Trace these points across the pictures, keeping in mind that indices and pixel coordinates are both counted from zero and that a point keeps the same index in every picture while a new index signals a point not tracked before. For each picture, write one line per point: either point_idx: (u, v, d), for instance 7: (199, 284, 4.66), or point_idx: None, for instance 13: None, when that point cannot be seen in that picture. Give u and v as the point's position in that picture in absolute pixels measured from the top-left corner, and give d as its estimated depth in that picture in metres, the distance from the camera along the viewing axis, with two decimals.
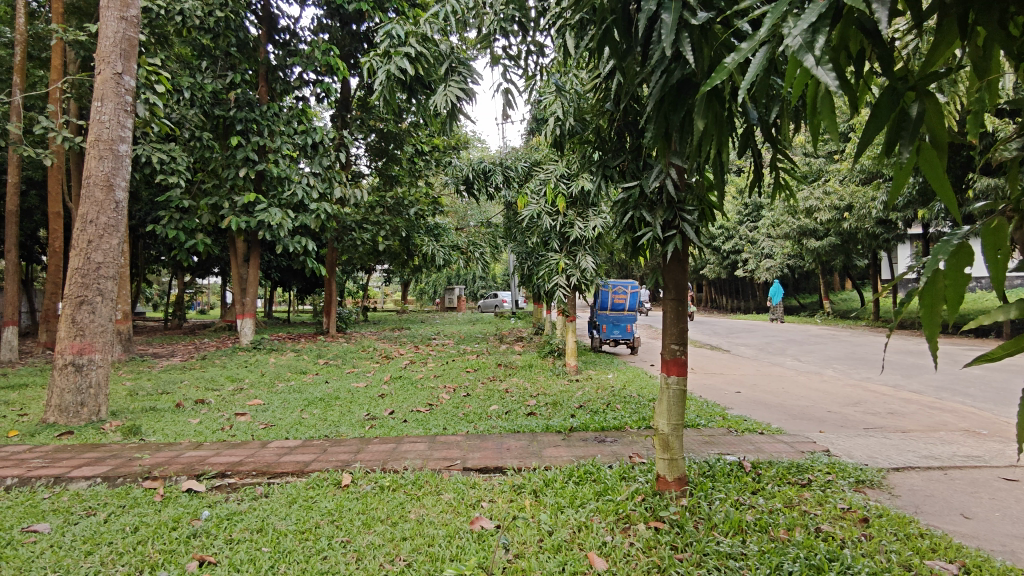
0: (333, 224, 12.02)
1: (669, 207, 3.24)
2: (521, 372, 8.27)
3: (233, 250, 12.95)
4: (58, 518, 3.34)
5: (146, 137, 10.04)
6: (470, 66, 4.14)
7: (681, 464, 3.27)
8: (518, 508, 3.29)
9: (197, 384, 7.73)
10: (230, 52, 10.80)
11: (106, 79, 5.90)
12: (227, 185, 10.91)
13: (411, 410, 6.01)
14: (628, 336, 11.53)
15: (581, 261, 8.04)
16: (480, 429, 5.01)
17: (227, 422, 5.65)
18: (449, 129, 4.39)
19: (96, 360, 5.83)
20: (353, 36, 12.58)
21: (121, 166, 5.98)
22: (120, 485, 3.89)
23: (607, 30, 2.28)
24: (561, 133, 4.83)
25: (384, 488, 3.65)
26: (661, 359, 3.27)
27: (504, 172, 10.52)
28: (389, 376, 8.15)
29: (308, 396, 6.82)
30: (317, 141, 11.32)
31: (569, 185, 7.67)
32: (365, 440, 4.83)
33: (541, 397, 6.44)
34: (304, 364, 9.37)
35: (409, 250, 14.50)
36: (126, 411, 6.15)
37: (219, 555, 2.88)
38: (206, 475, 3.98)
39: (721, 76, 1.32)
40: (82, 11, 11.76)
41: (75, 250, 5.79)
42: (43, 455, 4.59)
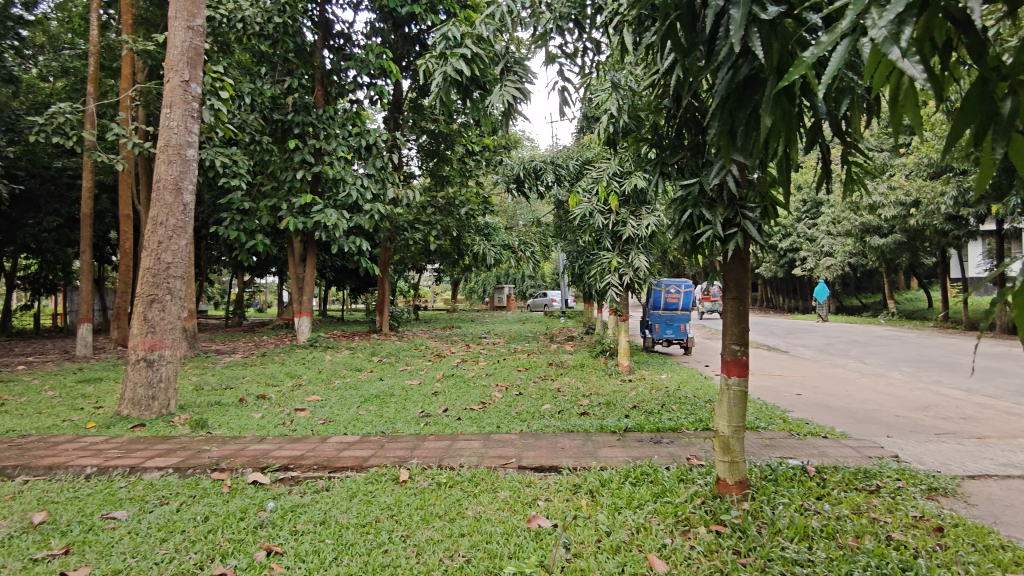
0: (386, 224, 12.27)
1: (730, 204, 3.16)
2: (573, 371, 8.25)
3: (291, 250, 13.35)
4: (134, 506, 3.51)
5: (211, 142, 10.45)
6: (526, 66, 4.18)
7: (743, 467, 3.21)
8: (575, 508, 3.28)
9: (259, 380, 8.03)
10: (288, 58, 11.12)
11: (174, 87, 6.15)
12: (285, 187, 11.27)
13: (464, 408, 6.06)
14: (681, 336, 11.36)
15: (634, 260, 7.96)
16: (534, 429, 5.02)
17: (288, 417, 5.83)
18: (506, 128, 4.42)
19: (166, 356, 6.09)
20: (405, 37, 12.79)
21: (188, 169, 6.23)
22: (190, 476, 4.06)
23: (671, 27, 2.31)
24: (615, 132, 4.80)
25: (441, 484, 3.70)
26: (721, 359, 3.21)
27: (555, 171, 10.52)
28: (442, 374, 8.24)
29: (364, 393, 6.97)
30: (371, 142, 11.59)
31: (621, 183, 7.66)
32: (421, 437, 4.91)
33: (595, 396, 6.41)
34: (359, 362, 9.56)
35: (460, 250, 14.51)
36: (193, 405, 6.41)
37: (285, 546, 2.97)
38: (270, 467, 4.12)
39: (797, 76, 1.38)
40: (150, 22, 12.36)
41: (146, 250, 6.06)
42: (119, 446, 4.83)
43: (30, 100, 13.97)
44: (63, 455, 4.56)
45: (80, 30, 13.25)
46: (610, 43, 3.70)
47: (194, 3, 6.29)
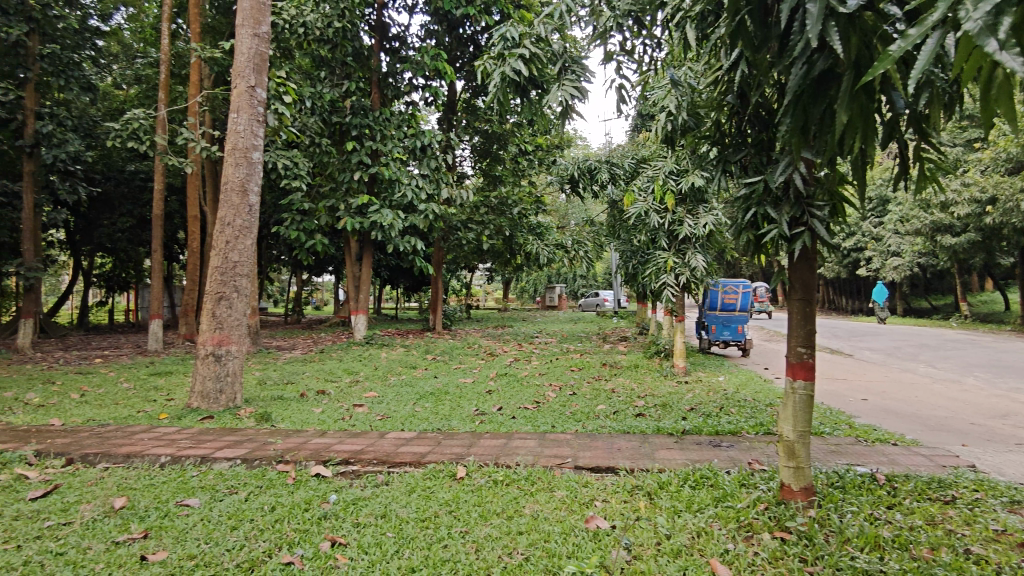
0: (440, 224, 12.43)
1: (796, 203, 3.08)
2: (627, 372, 8.18)
3: (348, 249, 13.69)
4: (206, 494, 3.66)
5: (273, 145, 10.80)
6: (583, 64, 4.16)
7: (808, 473, 3.14)
8: (633, 510, 3.26)
9: (319, 376, 8.26)
10: (346, 61, 11.38)
11: (241, 93, 6.39)
12: (343, 188, 11.55)
13: (518, 406, 6.09)
14: (739, 338, 11.10)
15: (690, 260, 7.83)
16: (590, 429, 5.01)
17: (347, 412, 5.98)
18: (562, 128, 4.43)
19: (233, 352, 6.32)
20: (459, 39, 12.95)
21: (254, 172, 6.45)
22: (257, 467, 4.21)
23: (738, 24, 2.32)
24: (673, 130, 4.73)
25: (497, 482, 3.73)
26: (787, 362, 3.15)
27: (610, 170, 10.45)
28: (496, 373, 8.30)
29: (419, 389, 7.10)
30: (426, 143, 11.76)
31: (678, 181, 7.56)
32: (477, 435, 4.95)
33: (650, 398, 6.34)
34: (414, 359, 9.72)
35: (513, 249, 14.51)
36: (257, 399, 6.65)
37: (349, 537, 3.05)
38: (332, 461, 4.23)
39: (886, 65, 1.36)
40: (216, 30, 12.87)
41: (215, 249, 6.30)
42: (190, 437, 5.05)
43: (106, 108, 14.77)
44: (139, 444, 4.81)
45: (152, 40, 13.92)
46: (671, 39, 3.66)
47: (260, 11, 6.53)
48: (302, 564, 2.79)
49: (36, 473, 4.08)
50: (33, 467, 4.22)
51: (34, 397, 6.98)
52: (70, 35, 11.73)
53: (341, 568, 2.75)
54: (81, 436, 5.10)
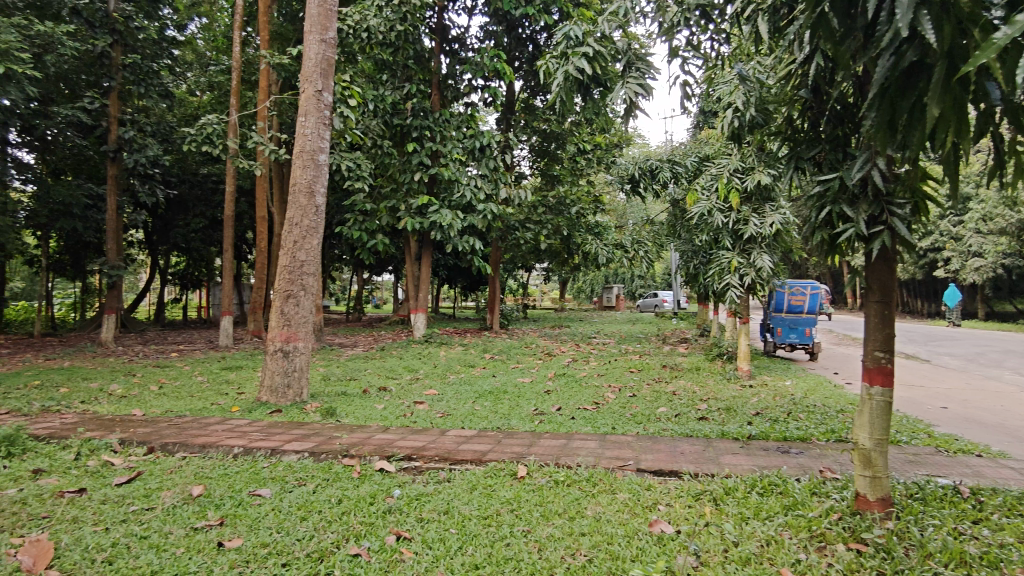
0: (498, 224, 12.54)
1: (875, 201, 2.95)
2: (689, 374, 8.02)
3: (408, 249, 13.94)
4: (276, 485, 3.79)
5: (338, 147, 11.10)
6: (648, 61, 4.11)
7: (886, 483, 3.00)
8: (698, 515, 3.19)
9: (380, 373, 8.44)
10: (407, 65, 11.58)
11: (309, 96, 6.59)
12: (404, 189, 11.76)
13: (577, 407, 6.05)
14: (806, 341, 10.73)
15: (756, 260, 7.58)
16: (651, 431, 4.95)
17: (408, 409, 6.08)
18: (626, 125, 4.38)
19: (300, 347, 6.53)
20: (519, 39, 13.00)
21: (321, 173, 6.63)
22: (325, 460, 4.34)
23: (822, 16, 2.28)
24: (740, 126, 4.60)
25: (559, 482, 3.72)
26: (863, 367, 3.04)
27: (672, 169, 10.38)
28: (554, 373, 8.28)
29: (478, 388, 7.15)
30: (485, 144, 11.85)
31: (743, 179, 7.40)
32: (537, 434, 4.96)
33: (713, 401, 6.20)
34: (472, 358, 9.80)
35: (571, 249, 14.43)
36: (322, 394, 6.85)
37: (413, 532, 3.11)
38: (395, 457, 4.31)
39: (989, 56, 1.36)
40: (283, 36, 13.31)
41: (284, 249, 6.53)
42: (261, 429, 5.25)
43: (182, 114, 15.50)
44: (213, 435, 5.02)
45: (223, 48, 14.53)
46: (740, 33, 3.56)
47: (327, 16, 6.72)
48: (369, 556, 2.86)
49: (120, 460, 4.33)
50: (118, 454, 4.48)
51: (117, 388, 7.40)
52: (150, 45, 12.36)
53: (406, 562, 2.80)
54: (161, 426, 5.37)
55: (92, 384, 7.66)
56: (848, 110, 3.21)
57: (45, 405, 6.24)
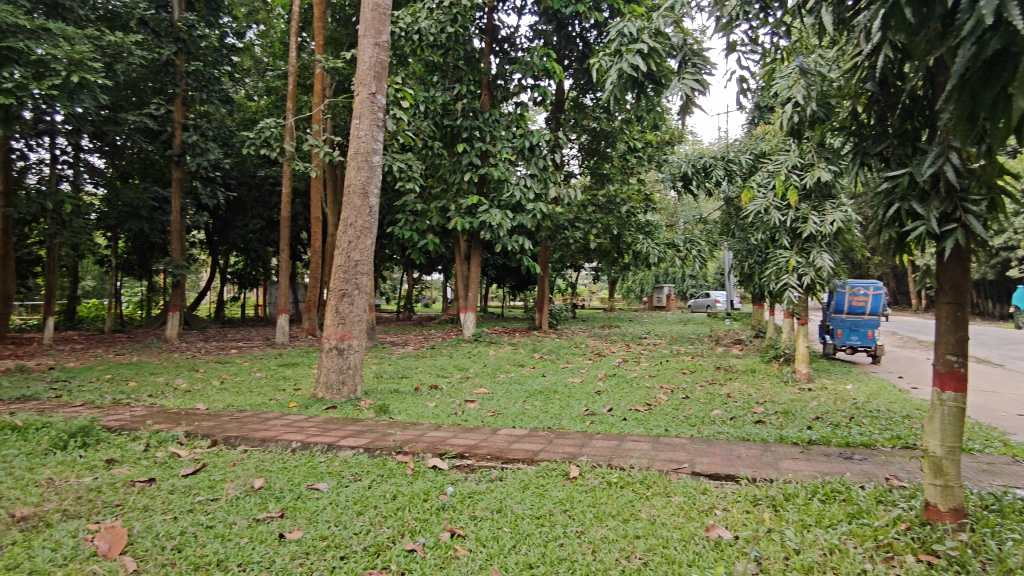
0: (547, 223, 12.53)
1: (948, 197, 2.82)
2: (744, 377, 7.82)
3: (457, 248, 14.06)
4: (333, 480, 3.88)
5: (389, 149, 11.28)
6: (705, 57, 4.04)
7: (959, 493, 2.87)
8: (756, 521, 3.11)
9: (431, 371, 8.55)
10: (458, 65, 11.69)
11: (363, 99, 6.71)
12: (454, 189, 11.87)
13: (629, 408, 5.99)
14: (868, 343, 10.34)
15: (816, 260, 7.35)
16: (706, 434, 4.86)
17: (459, 408, 6.13)
18: (681, 122, 4.31)
19: (354, 346, 6.66)
20: (568, 38, 12.96)
21: (374, 174, 6.75)
22: (379, 456, 4.42)
23: (895, 5, 2.21)
24: (800, 121, 4.47)
25: (612, 483, 3.68)
26: (934, 371, 2.92)
27: (726, 166, 10.26)
28: (604, 373, 8.21)
29: (528, 387, 7.16)
30: (534, 143, 11.87)
31: (801, 176, 7.19)
32: (588, 434, 4.93)
33: (770, 404, 6.03)
34: (522, 358, 9.82)
35: (620, 248, 14.28)
36: (375, 391, 6.97)
37: (467, 529, 3.13)
38: (448, 454, 4.35)
39: None
40: (337, 41, 13.59)
41: (339, 249, 6.67)
42: (317, 425, 5.38)
43: (241, 118, 16.02)
44: (272, 430, 5.17)
45: (280, 54, 14.97)
46: (802, 24, 3.45)
47: (380, 20, 6.84)
48: (424, 552, 2.89)
49: (186, 452, 4.50)
50: (183, 447, 4.66)
51: (181, 382, 7.71)
52: (211, 53, 12.81)
53: (461, 560, 2.83)
54: (224, 420, 5.57)
55: (158, 379, 8.01)
56: (918, 102, 3.06)
57: (116, 398, 6.55)
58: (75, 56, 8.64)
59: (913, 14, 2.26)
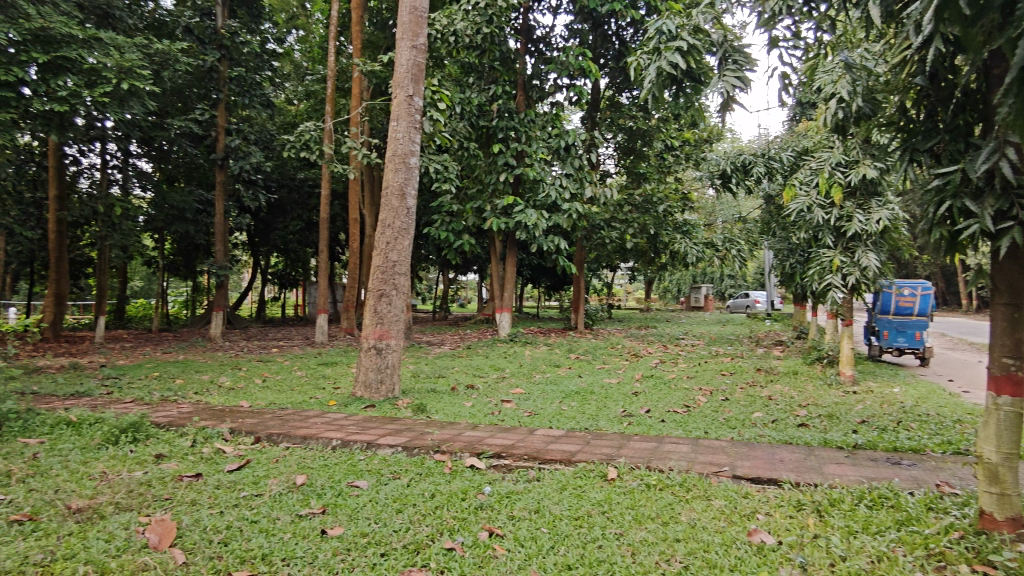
0: (583, 223, 12.48)
1: (1004, 194, 2.71)
2: (786, 379, 7.65)
3: (493, 249, 14.10)
4: (373, 477, 3.93)
5: (426, 150, 11.38)
6: (747, 52, 3.98)
7: (1016, 502, 2.76)
8: (800, 526, 3.04)
9: (467, 370, 8.59)
10: (494, 66, 11.72)
11: (401, 102, 6.79)
12: (490, 190, 11.91)
13: (667, 410, 5.93)
14: (917, 345, 9.98)
15: (861, 259, 7.16)
16: (747, 436, 4.77)
17: (495, 408, 6.14)
18: (722, 119, 4.25)
19: (392, 345, 6.74)
20: (604, 36, 12.89)
21: (412, 176, 6.81)
22: (417, 455, 4.46)
23: None
24: (845, 117, 4.36)
25: (650, 486, 3.65)
26: (989, 374, 2.82)
27: (766, 164, 10.10)
28: (641, 374, 8.13)
29: (564, 388, 7.14)
30: (570, 143, 11.84)
31: (846, 173, 7.02)
32: (626, 436, 4.90)
33: (813, 407, 5.89)
34: (558, 358, 9.81)
35: (657, 248, 14.14)
36: (413, 391, 7.04)
37: (505, 529, 3.14)
38: (485, 454, 4.37)
39: None
40: (375, 44, 13.77)
41: (377, 250, 6.76)
42: (357, 423, 5.46)
43: (281, 122, 16.35)
44: (313, 428, 5.27)
45: (319, 58, 15.24)
46: (848, 18, 3.37)
47: (418, 23, 6.90)
48: (463, 551, 2.91)
49: (232, 448, 4.62)
50: (228, 443, 4.79)
51: (225, 380, 7.92)
52: (253, 58, 13.10)
53: (499, 559, 2.84)
54: (267, 417, 5.70)
55: (204, 376, 8.24)
56: (970, 97, 2.99)
57: (164, 395, 6.76)
58: (124, 64, 9.05)
59: (969, 4, 2.21)
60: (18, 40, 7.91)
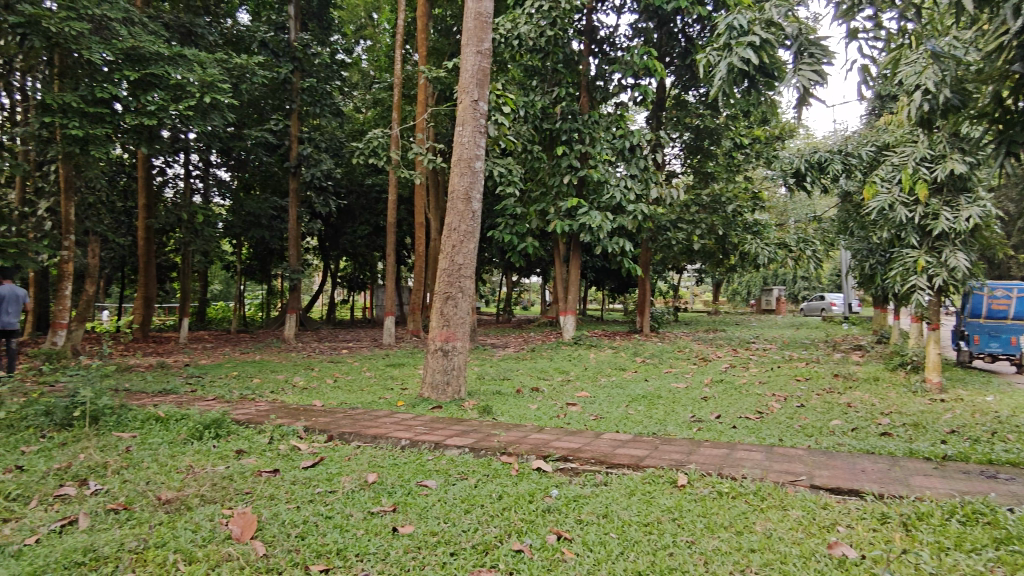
0: (649, 224, 12.29)
1: None
2: (866, 386, 7.28)
3: (557, 251, 14.06)
4: (441, 478, 3.99)
5: (490, 154, 11.47)
6: (825, 44, 3.81)
7: None
8: (884, 540, 2.89)
9: (532, 373, 8.61)
10: (557, 68, 11.69)
11: (466, 107, 6.87)
12: (553, 192, 11.89)
13: (739, 416, 5.75)
14: (1011, 351, 9.42)
15: (949, 259, 6.75)
16: (825, 445, 4.58)
17: (561, 411, 6.12)
18: (797, 114, 4.09)
19: (458, 347, 6.82)
20: (670, 34, 12.68)
21: (477, 180, 6.88)
22: (484, 457, 4.49)
23: None
24: (932, 110, 4.12)
25: (723, 493, 3.54)
26: None
27: (843, 161, 9.68)
28: (711, 379, 7.93)
29: (631, 392, 7.04)
30: (635, 143, 11.69)
31: (932, 169, 6.64)
32: (696, 442, 4.79)
33: (897, 416, 5.59)
34: (623, 361, 9.69)
35: (726, 249, 13.77)
36: (479, 393, 7.09)
37: (573, 533, 3.12)
38: (552, 457, 4.35)
39: None
40: (440, 51, 14.00)
41: (443, 254, 6.86)
42: (426, 424, 5.56)
43: (350, 130, 16.84)
44: (383, 427, 5.40)
45: (385, 67, 15.59)
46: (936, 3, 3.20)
47: (483, 28, 6.97)
48: (531, 553, 2.92)
49: (307, 445, 4.79)
50: (304, 440, 4.96)
51: (299, 380, 8.22)
52: (323, 69, 13.55)
53: (569, 563, 2.82)
54: (339, 416, 5.88)
55: (279, 376, 8.57)
56: None
57: (243, 393, 7.08)
58: (206, 79, 9.34)
59: None
60: (113, 59, 8.66)
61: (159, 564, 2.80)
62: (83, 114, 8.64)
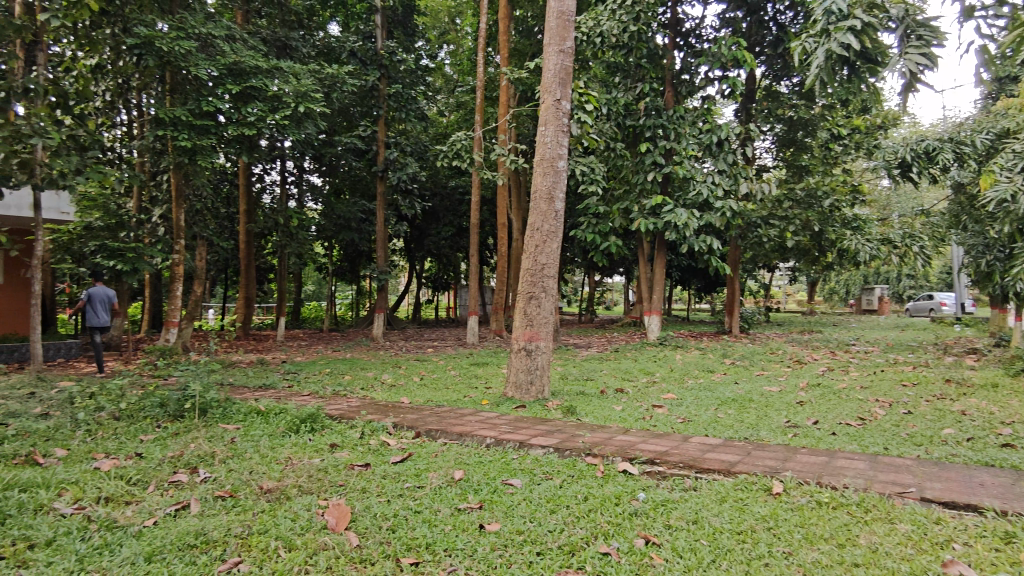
0: (738, 221, 11.85)
1: None
2: (982, 392, 6.71)
3: (640, 250, 13.81)
4: (526, 477, 4.00)
5: (573, 152, 11.42)
6: (934, 25, 3.56)
7: None
8: (1010, 561, 2.65)
9: (617, 374, 8.50)
10: (641, 64, 11.43)
11: (549, 106, 6.86)
12: (637, 190, 11.70)
13: (839, 422, 5.44)
14: None
15: None
16: (936, 456, 4.25)
17: (647, 412, 6.01)
18: (902, 101, 3.82)
19: (541, 347, 6.82)
20: (760, 23, 12.14)
21: (560, 179, 6.85)
22: (569, 457, 4.47)
23: None
24: None
25: (823, 504, 3.36)
26: None
27: (955, 149, 9.02)
28: (806, 382, 7.55)
29: (720, 395, 6.80)
30: (723, 137, 11.30)
31: None
32: (792, 448, 4.57)
33: (1020, 426, 5.11)
34: (712, 363, 9.38)
35: (822, 246, 13.07)
36: (562, 393, 7.07)
37: (662, 538, 3.05)
38: (638, 459, 4.27)
39: None
40: (521, 52, 14.08)
41: (526, 253, 6.87)
42: (510, 422, 5.60)
43: (435, 134, 17.23)
44: (468, 425, 5.47)
45: (468, 70, 15.85)
46: None
47: (565, 26, 6.93)
48: (619, 557, 2.87)
49: (396, 441, 4.94)
50: (393, 436, 5.12)
51: (388, 377, 8.48)
52: (409, 75, 13.92)
53: (658, 568, 2.76)
54: (426, 413, 6.01)
55: (369, 373, 8.87)
56: None
57: (336, 390, 7.37)
58: (301, 89, 9.81)
59: None
60: (217, 74, 9.24)
61: (262, 550, 2.97)
62: (191, 127, 9.26)
